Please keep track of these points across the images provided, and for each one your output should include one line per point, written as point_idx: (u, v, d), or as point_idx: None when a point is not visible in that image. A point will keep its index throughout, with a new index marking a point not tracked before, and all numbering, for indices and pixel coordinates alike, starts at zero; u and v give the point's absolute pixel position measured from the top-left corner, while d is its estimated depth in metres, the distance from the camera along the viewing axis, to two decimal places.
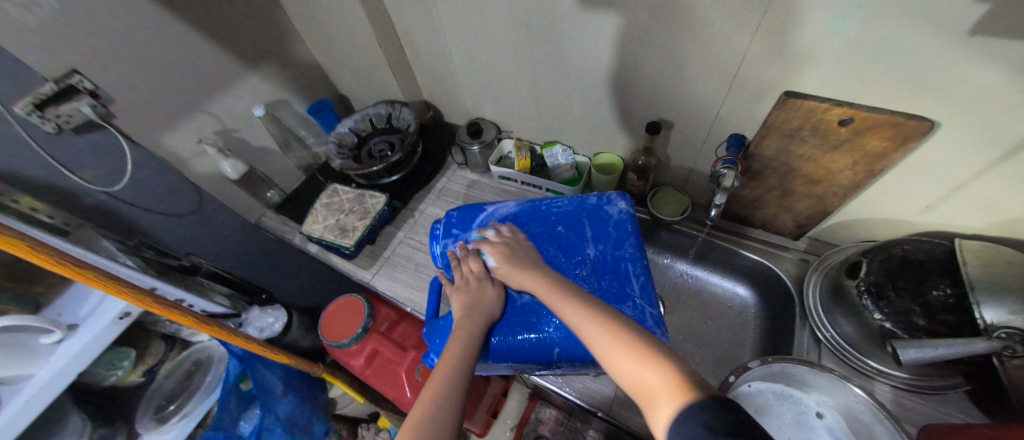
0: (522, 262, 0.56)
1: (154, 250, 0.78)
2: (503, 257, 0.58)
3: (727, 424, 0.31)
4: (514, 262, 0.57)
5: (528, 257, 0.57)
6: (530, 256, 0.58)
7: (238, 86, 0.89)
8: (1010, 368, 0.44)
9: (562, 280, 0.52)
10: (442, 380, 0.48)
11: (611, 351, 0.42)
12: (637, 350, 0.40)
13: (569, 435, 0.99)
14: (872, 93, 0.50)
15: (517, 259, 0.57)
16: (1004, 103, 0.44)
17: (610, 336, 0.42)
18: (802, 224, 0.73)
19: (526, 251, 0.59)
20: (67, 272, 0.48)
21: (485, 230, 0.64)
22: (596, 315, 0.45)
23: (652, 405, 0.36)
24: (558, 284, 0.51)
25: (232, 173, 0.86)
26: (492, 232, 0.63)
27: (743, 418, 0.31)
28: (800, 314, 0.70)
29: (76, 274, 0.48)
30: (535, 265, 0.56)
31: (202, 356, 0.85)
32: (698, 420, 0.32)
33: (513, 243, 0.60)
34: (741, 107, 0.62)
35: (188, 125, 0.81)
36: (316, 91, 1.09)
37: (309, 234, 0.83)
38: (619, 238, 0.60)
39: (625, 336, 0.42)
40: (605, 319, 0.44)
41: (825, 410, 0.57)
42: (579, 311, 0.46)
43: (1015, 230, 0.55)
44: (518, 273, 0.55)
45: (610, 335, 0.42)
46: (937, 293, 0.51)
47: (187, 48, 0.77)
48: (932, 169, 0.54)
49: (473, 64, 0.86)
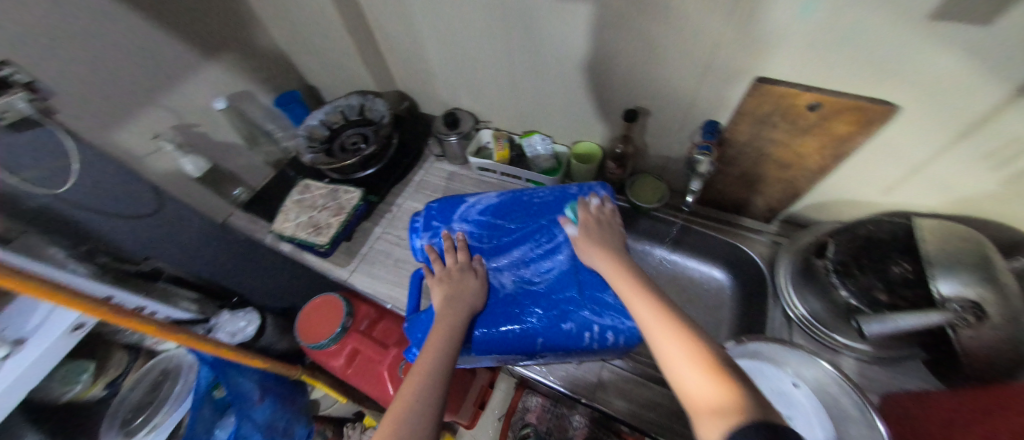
0: (608, 245, 0.56)
1: (111, 256, 0.75)
2: (589, 231, 0.57)
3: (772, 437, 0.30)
4: (598, 242, 0.56)
5: (613, 242, 0.56)
6: (616, 242, 0.56)
7: (196, 77, 0.83)
8: (963, 338, 0.48)
9: (642, 278, 0.50)
10: (424, 373, 0.47)
11: (678, 361, 0.40)
12: (707, 367, 0.38)
13: (556, 421, 1.00)
14: (839, 78, 0.52)
15: (606, 241, 0.56)
16: (959, 86, 0.46)
17: (683, 348, 0.40)
18: (773, 207, 0.75)
19: (615, 236, 0.58)
20: (8, 283, 0.44)
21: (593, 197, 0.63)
22: (669, 324, 0.43)
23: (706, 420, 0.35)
24: (637, 280, 0.50)
25: (194, 171, 0.85)
26: (597, 202, 0.62)
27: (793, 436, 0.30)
28: (772, 293, 0.72)
29: (19, 286, 0.44)
30: (617, 252, 0.54)
31: (171, 365, 0.82)
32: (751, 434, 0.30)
33: (604, 222, 0.59)
34: (715, 94, 0.62)
35: (142, 119, 0.76)
36: (282, 82, 1.03)
37: (280, 233, 0.79)
38: None
39: (700, 351, 0.40)
40: (681, 328, 0.42)
41: (800, 381, 0.58)
42: (655, 314, 0.45)
43: (966, 207, 0.58)
44: (596, 252, 0.55)
45: (684, 345, 0.40)
46: (898, 269, 0.54)
47: (135, 36, 0.71)
48: (894, 151, 0.57)
49: (447, 52, 0.83)
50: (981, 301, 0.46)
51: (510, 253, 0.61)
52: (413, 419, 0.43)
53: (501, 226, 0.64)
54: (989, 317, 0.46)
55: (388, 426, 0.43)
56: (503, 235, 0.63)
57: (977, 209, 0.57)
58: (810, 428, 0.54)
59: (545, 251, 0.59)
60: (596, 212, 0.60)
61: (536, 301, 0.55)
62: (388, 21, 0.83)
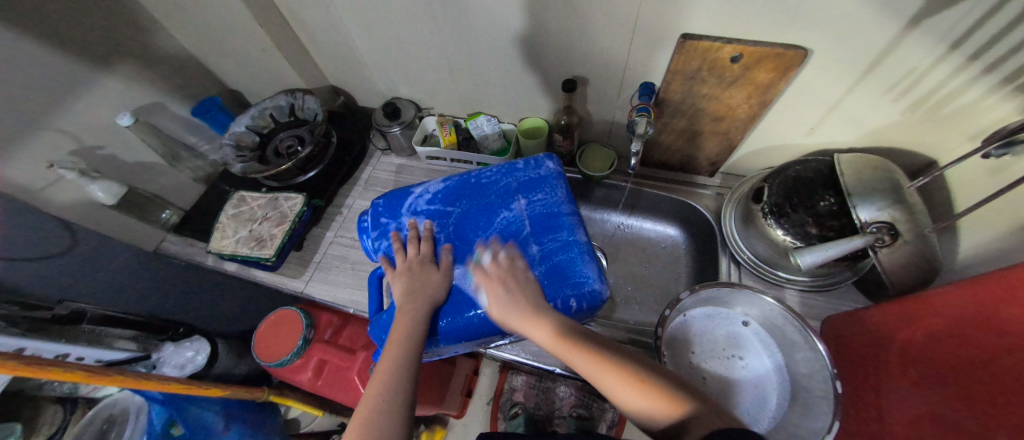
0: (522, 298, 0.50)
1: (16, 304, 0.66)
2: (499, 293, 0.51)
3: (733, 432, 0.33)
4: (515, 300, 0.49)
5: (526, 292, 0.50)
6: (532, 289, 0.51)
7: (89, 92, 0.73)
8: (883, 256, 0.52)
9: (559, 321, 0.48)
10: (389, 372, 0.46)
11: (631, 396, 0.42)
12: (654, 397, 0.41)
13: (542, 395, 1.03)
14: (754, 28, 0.54)
15: (516, 301, 0.49)
16: (860, 23, 0.49)
17: (634, 390, 0.42)
18: (714, 161, 0.79)
19: (522, 278, 0.52)
20: None
21: (484, 252, 0.56)
22: (610, 370, 0.44)
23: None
24: (554, 326, 0.48)
25: (107, 198, 0.74)
26: (490, 256, 0.55)
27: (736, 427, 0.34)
28: (720, 242, 0.76)
29: None
30: (537, 301, 0.49)
31: (115, 410, 0.74)
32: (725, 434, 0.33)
33: (507, 275, 0.52)
34: (646, 56, 0.63)
35: (31, 147, 0.66)
36: (197, 88, 0.94)
37: (219, 252, 0.74)
38: (551, 200, 0.59)
39: (653, 390, 0.41)
40: (623, 369, 0.44)
41: (749, 318, 0.64)
42: (585, 360, 0.46)
43: (875, 139, 0.63)
44: (517, 315, 0.48)
45: (630, 385, 0.42)
46: (824, 203, 0.58)
47: (3, 50, 0.61)
48: (811, 94, 0.60)
49: (375, 39, 0.78)
50: (894, 221, 0.51)
51: (465, 239, 0.60)
52: (383, 418, 0.42)
53: (451, 214, 0.62)
54: (901, 234, 0.51)
55: (357, 427, 0.42)
56: (455, 221, 0.61)
57: (884, 140, 0.63)
58: (758, 356, 0.62)
59: (498, 230, 0.59)
60: (496, 273, 0.53)
61: None
62: (304, 11, 0.76)
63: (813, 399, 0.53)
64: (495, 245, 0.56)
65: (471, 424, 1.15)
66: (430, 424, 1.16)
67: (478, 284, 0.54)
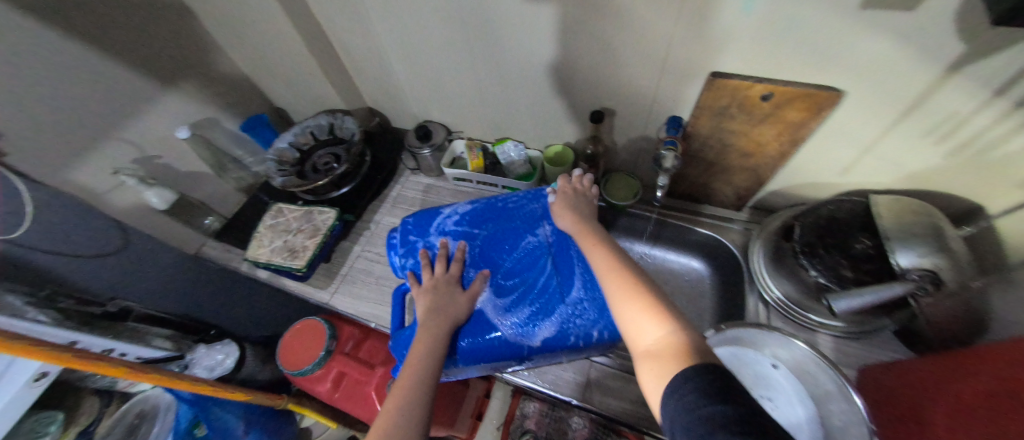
0: (584, 216, 0.58)
1: (74, 299, 0.70)
2: (564, 201, 0.61)
3: (717, 386, 0.31)
4: (574, 212, 0.59)
5: (587, 212, 0.59)
6: (589, 212, 0.60)
7: (156, 107, 0.81)
8: (924, 305, 0.50)
9: (619, 254, 0.51)
10: (408, 387, 0.46)
11: (639, 319, 0.42)
12: (660, 318, 0.41)
13: (555, 424, 1.00)
14: (786, 68, 0.54)
15: (581, 212, 0.59)
16: (896, 67, 0.48)
17: (648, 313, 0.42)
18: (742, 195, 0.78)
19: (591, 207, 0.61)
20: None
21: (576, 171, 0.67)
22: (639, 295, 0.44)
23: (651, 361, 0.38)
24: (614, 255, 0.51)
25: (160, 204, 0.81)
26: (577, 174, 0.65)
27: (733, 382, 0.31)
28: (747, 279, 0.74)
29: None
30: (591, 223, 0.57)
31: (146, 406, 0.80)
32: (693, 385, 0.32)
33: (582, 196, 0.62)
34: (674, 91, 0.64)
35: (99, 155, 0.73)
36: (248, 106, 1.02)
37: (255, 259, 0.78)
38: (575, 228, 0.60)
39: (664, 314, 0.41)
40: (647, 298, 0.44)
41: (778, 361, 0.61)
42: (622, 282, 0.47)
43: (915, 182, 0.61)
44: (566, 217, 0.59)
45: (643, 304, 0.43)
46: (860, 245, 0.56)
47: (86, 70, 0.68)
48: (845, 134, 0.59)
49: (413, 66, 0.83)
50: (936, 269, 0.48)
51: (490, 261, 0.61)
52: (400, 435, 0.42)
53: (477, 235, 0.64)
54: (944, 283, 0.48)
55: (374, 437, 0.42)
56: (480, 243, 0.63)
57: (925, 183, 0.61)
58: (791, 406, 0.57)
59: (523, 254, 0.60)
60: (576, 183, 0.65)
61: (520, 307, 0.55)
62: (352, 40, 0.83)
63: None
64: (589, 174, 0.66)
65: None
66: None
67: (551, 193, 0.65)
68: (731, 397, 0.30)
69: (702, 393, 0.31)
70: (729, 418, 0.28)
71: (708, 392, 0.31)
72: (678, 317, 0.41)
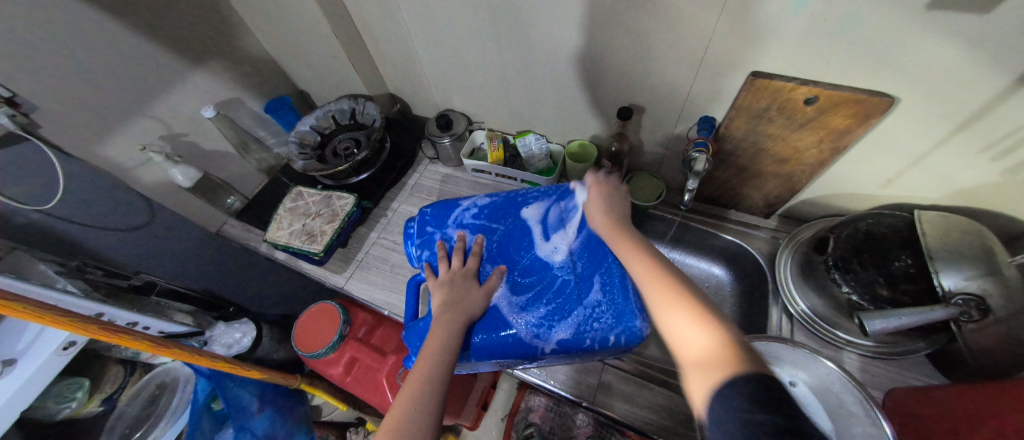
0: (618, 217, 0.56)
1: (102, 270, 0.74)
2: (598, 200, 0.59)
3: (766, 395, 0.31)
4: (607, 211, 0.57)
5: (621, 212, 0.58)
6: (623, 213, 0.58)
7: (183, 85, 0.82)
8: (966, 331, 0.47)
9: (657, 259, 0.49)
10: (421, 382, 0.46)
11: (681, 323, 0.41)
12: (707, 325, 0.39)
13: (560, 420, 1.00)
14: (836, 71, 0.51)
15: (613, 207, 0.58)
16: (960, 75, 0.45)
17: (693, 319, 0.40)
18: (772, 202, 0.75)
19: (625, 208, 0.59)
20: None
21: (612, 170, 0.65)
22: (681, 299, 0.43)
23: (699, 370, 0.37)
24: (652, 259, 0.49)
25: (184, 181, 0.80)
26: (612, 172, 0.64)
27: (782, 394, 0.31)
28: (772, 290, 0.71)
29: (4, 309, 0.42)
30: (623, 225, 0.55)
31: (167, 378, 0.84)
32: (741, 390, 0.32)
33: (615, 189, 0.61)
34: (709, 91, 0.61)
35: (128, 131, 0.74)
36: (272, 87, 1.02)
37: (274, 241, 0.79)
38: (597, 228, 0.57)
39: (709, 320, 0.40)
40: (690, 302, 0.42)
41: (796, 379, 0.58)
42: (660, 282, 0.45)
43: (965, 198, 0.57)
44: (598, 214, 0.58)
45: (686, 308, 0.41)
46: (899, 263, 0.53)
47: (117, 45, 0.69)
48: (893, 143, 0.55)
49: (437, 54, 0.82)
50: (985, 294, 0.46)
51: (508, 257, 0.60)
52: (413, 429, 0.42)
53: (495, 230, 0.63)
54: (993, 310, 0.45)
55: (388, 431, 0.42)
56: (499, 238, 0.62)
57: (976, 200, 0.57)
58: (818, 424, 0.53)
59: (540, 254, 0.59)
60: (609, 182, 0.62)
61: (536, 307, 0.54)
62: (378, 25, 0.81)
63: None
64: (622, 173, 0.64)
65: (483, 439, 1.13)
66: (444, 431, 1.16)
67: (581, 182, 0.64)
68: (774, 406, 0.30)
69: (751, 400, 0.31)
70: (782, 429, 0.28)
71: (753, 398, 0.31)
72: (725, 322, 0.39)
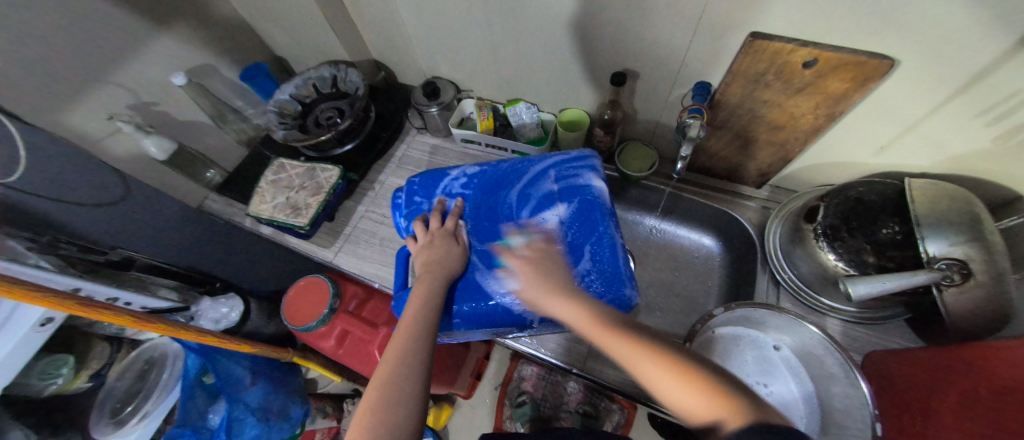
0: (554, 278, 0.48)
1: (76, 246, 0.71)
2: (530, 271, 0.49)
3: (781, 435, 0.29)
4: (543, 280, 0.48)
5: (558, 270, 0.49)
6: (563, 270, 0.49)
7: (149, 50, 0.76)
8: (948, 296, 0.48)
9: (600, 308, 0.44)
10: (404, 341, 0.45)
11: (676, 392, 0.37)
12: (703, 389, 0.35)
13: (551, 387, 1.04)
14: (837, 31, 0.48)
15: (546, 274, 0.48)
16: (963, 36, 0.43)
17: (684, 385, 0.36)
18: (764, 172, 0.74)
19: (559, 265, 0.50)
20: None
21: (517, 234, 0.55)
22: (657, 361, 0.39)
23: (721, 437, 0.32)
24: (593, 310, 0.44)
25: (158, 153, 0.77)
26: (521, 239, 0.54)
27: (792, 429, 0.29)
28: (761, 258, 0.72)
29: None
30: (564, 281, 0.47)
31: (155, 353, 0.84)
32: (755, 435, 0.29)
33: (539, 253, 0.51)
34: (706, 54, 0.59)
35: (93, 99, 0.69)
36: (246, 53, 0.96)
37: (257, 215, 0.76)
38: (586, 199, 0.56)
39: (700, 381, 0.36)
40: (671, 363, 0.38)
41: (781, 343, 0.61)
42: (637, 356, 0.40)
43: (955, 166, 0.57)
44: (540, 292, 0.47)
45: (675, 379, 0.37)
46: (886, 231, 0.53)
47: (71, 4, 0.63)
48: (889, 108, 0.54)
49: (422, 15, 0.77)
50: (967, 259, 0.46)
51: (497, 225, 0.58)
52: (400, 382, 0.42)
53: (483, 199, 0.61)
54: (974, 273, 0.46)
55: (374, 391, 0.41)
56: (487, 206, 0.61)
57: (966, 167, 0.57)
58: (786, 385, 0.59)
59: (529, 225, 0.56)
60: (528, 250, 0.52)
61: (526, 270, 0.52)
62: None
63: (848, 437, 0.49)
64: (535, 227, 0.55)
65: (478, 406, 1.17)
66: (438, 400, 1.16)
67: (504, 259, 0.54)
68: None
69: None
70: None
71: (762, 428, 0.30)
72: (711, 373, 0.37)
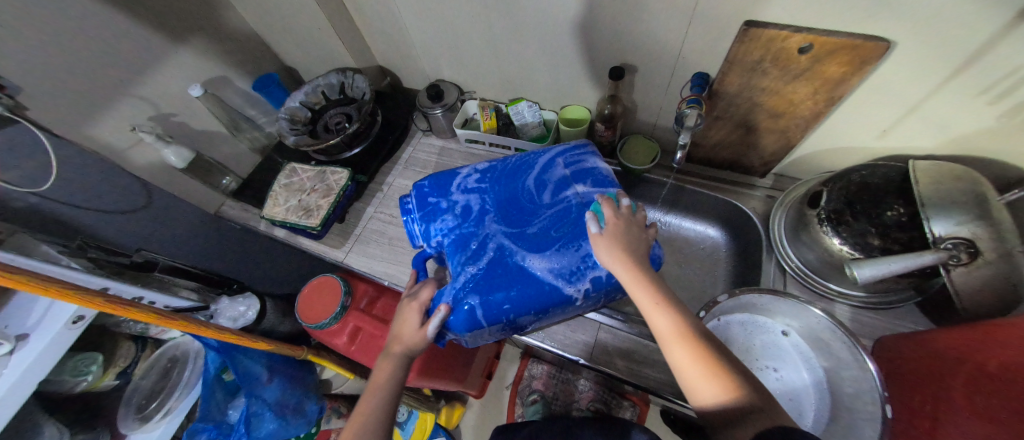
0: (632, 251, 0.47)
1: (101, 249, 0.76)
2: (614, 232, 0.49)
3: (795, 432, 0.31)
4: (620, 246, 0.47)
5: (637, 245, 0.48)
6: (642, 245, 0.49)
7: (168, 64, 0.80)
8: (955, 277, 0.47)
9: (670, 298, 0.44)
10: (361, 422, 0.47)
11: (697, 381, 0.39)
12: (721, 381, 0.38)
13: (562, 386, 1.04)
14: (831, 15, 0.49)
15: (630, 246, 0.47)
16: (954, 15, 0.43)
17: (707, 372, 0.38)
18: (767, 161, 0.74)
19: (642, 242, 0.49)
20: (14, 284, 0.43)
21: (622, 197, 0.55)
22: (697, 353, 0.39)
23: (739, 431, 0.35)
24: (664, 295, 0.44)
25: (178, 162, 0.80)
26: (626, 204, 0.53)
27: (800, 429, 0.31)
28: (766, 247, 0.72)
29: (23, 285, 0.44)
30: (640, 258, 0.47)
31: (178, 352, 0.87)
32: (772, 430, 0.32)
33: (631, 222, 0.51)
34: (702, 45, 0.60)
35: (116, 111, 0.73)
36: (258, 64, 1.00)
37: (271, 217, 0.79)
38: (601, 180, 0.60)
39: (722, 373, 0.38)
40: (707, 357, 0.39)
41: (789, 329, 0.60)
42: (676, 340, 0.41)
43: (959, 147, 0.57)
44: (611, 251, 0.47)
45: (703, 368, 0.39)
46: (892, 213, 0.53)
47: (96, 22, 0.67)
48: (889, 90, 0.54)
49: (424, 21, 0.79)
50: (974, 238, 0.46)
51: (519, 208, 0.59)
52: None
53: (502, 192, 0.61)
54: (982, 252, 0.46)
55: None
56: (506, 193, 0.61)
57: (970, 148, 0.57)
58: (797, 371, 0.58)
59: (553, 205, 0.58)
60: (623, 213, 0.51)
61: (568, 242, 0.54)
62: None
63: (858, 421, 0.49)
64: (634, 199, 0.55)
65: (489, 405, 1.18)
66: (450, 400, 1.17)
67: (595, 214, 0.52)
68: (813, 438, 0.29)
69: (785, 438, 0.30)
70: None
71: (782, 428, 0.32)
72: (733, 368, 0.38)
